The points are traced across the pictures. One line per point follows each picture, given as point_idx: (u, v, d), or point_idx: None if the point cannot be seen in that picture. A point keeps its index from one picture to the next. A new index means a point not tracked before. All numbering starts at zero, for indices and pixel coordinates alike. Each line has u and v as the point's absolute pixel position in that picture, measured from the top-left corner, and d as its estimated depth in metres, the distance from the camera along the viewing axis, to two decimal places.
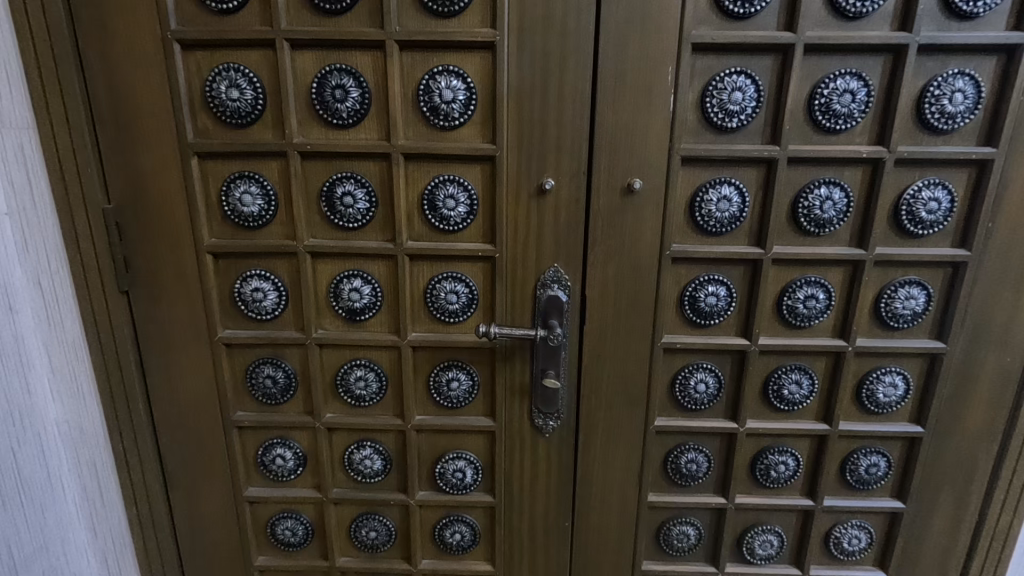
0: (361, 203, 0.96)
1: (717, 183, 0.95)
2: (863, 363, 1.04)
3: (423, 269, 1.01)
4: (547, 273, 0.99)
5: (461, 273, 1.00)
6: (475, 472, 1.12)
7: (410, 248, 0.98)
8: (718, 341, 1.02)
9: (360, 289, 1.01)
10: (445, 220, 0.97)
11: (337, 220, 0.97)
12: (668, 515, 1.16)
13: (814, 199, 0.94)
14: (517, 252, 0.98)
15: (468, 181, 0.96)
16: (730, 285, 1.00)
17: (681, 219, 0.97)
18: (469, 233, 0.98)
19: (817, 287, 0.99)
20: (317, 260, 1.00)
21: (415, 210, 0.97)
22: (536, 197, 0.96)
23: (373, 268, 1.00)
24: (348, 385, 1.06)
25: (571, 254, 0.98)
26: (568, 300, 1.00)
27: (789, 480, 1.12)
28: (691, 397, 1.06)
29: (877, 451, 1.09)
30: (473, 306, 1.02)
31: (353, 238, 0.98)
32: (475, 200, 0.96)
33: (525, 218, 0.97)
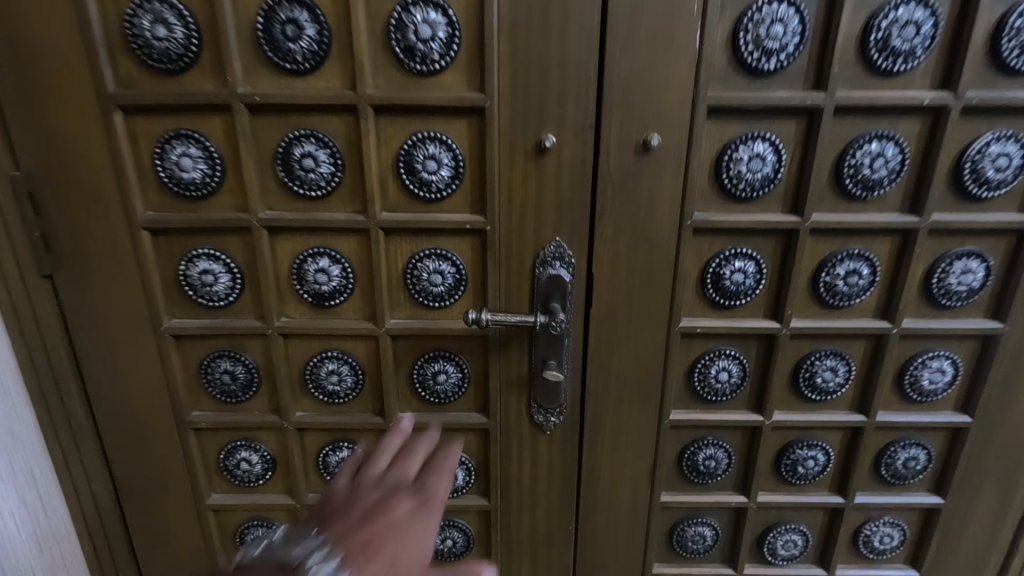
0: (324, 166, 0.80)
1: (749, 138, 0.79)
2: (907, 346, 0.92)
3: (401, 246, 0.86)
4: (547, 249, 0.85)
5: (446, 249, 0.86)
6: (467, 473, 1.00)
7: (385, 220, 0.83)
8: (745, 324, 0.89)
9: (328, 270, 0.86)
10: (426, 187, 0.82)
11: (297, 188, 0.81)
12: (683, 515, 1.04)
13: (862, 156, 0.80)
14: (512, 224, 0.83)
15: (452, 139, 0.80)
16: (760, 260, 0.86)
17: (705, 182, 0.82)
18: (454, 202, 0.83)
19: (860, 261, 0.85)
20: (276, 236, 0.85)
21: (390, 175, 0.82)
22: (535, 159, 0.80)
23: (343, 245, 0.85)
24: (318, 380, 0.93)
25: (576, 226, 0.84)
26: (572, 279, 0.86)
27: (817, 476, 1.00)
28: (712, 388, 0.93)
29: (917, 444, 0.98)
30: (460, 288, 0.87)
31: (317, 209, 0.83)
32: (461, 162, 0.81)
33: (520, 183, 0.81)
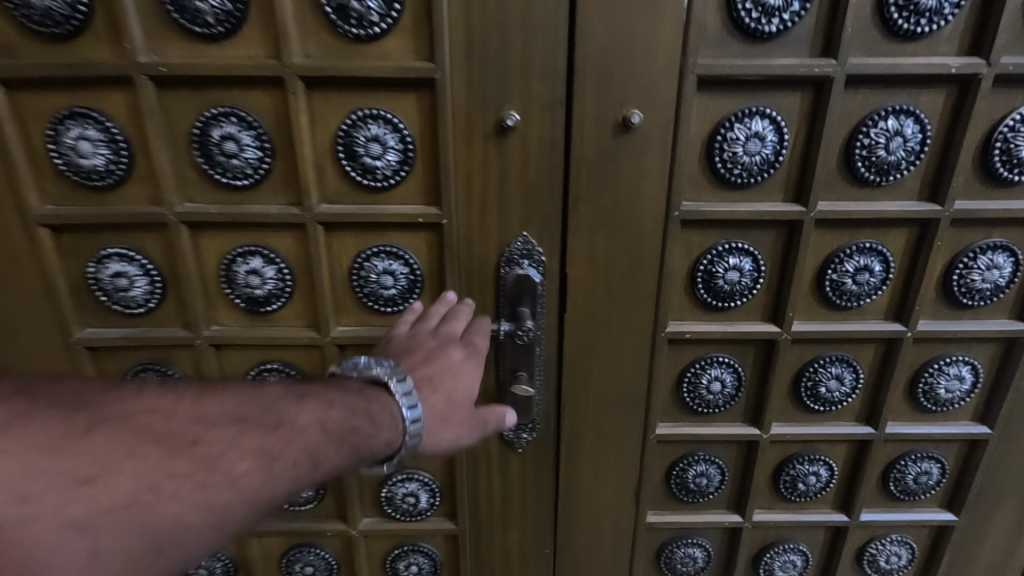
0: (247, 151, 0.68)
1: (746, 115, 0.68)
2: (922, 351, 0.81)
3: (346, 243, 0.74)
4: (513, 246, 0.74)
5: (397, 246, 0.74)
6: (432, 495, 0.89)
7: (325, 214, 0.71)
8: (740, 329, 0.78)
9: (261, 272, 0.74)
10: (370, 174, 0.70)
11: (218, 177, 0.69)
12: (672, 536, 0.95)
13: (877, 135, 0.69)
14: (472, 217, 0.72)
15: (398, 117, 0.68)
16: (758, 256, 0.75)
17: (695, 166, 0.71)
18: (404, 192, 0.72)
19: (871, 256, 0.75)
20: (199, 233, 0.73)
21: (328, 161, 0.70)
22: (497, 141, 0.69)
23: (278, 243, 0.74)
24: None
25: (546, 219, 0.72)
26: (543, 280, 0.75)
27: (819, 493, 0.91)
28: (703, 399, 0.83)
29: (930, 457, 0.88)
30: (415, 291, 0.76)
31: (244, 202, 0.71)
32: (411, 145, 0.69)
33: (481, 169, 0.70)
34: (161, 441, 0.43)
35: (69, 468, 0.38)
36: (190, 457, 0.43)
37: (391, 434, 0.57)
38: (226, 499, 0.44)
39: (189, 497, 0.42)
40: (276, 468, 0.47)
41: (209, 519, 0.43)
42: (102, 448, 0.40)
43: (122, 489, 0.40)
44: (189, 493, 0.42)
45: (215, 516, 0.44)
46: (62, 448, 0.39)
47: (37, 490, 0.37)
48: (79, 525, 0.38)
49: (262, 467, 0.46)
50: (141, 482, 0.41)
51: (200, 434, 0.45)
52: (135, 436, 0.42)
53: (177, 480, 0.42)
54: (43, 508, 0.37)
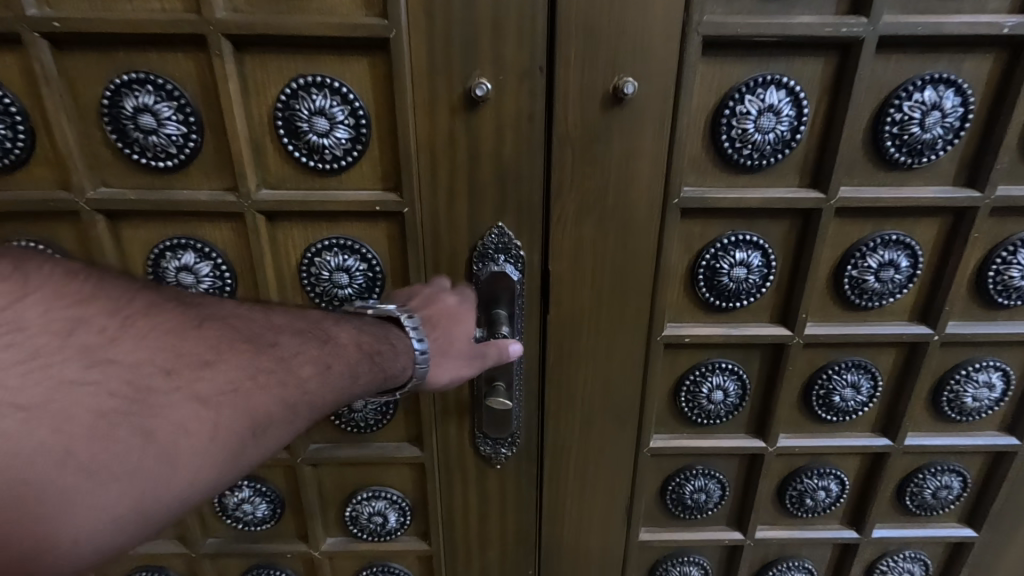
0: (168, 127, 0.58)
1: (759, 84, 0.58)
2: (949, 356, 0.73)
3: (292, 235, 0.64)
4: (486, 238, 0.64)
5: (353, 238, 0.64)
6: (402, 514, 0.81)
7: (265, 201, 0.61)
8: (746, 332, 0.69)
9: (194, 268, 0.64)
10: (317, 154, 0.59)
11: (137, 158, 0.59)
12: (667, 554, 0.87)
13: (912, 109, 0.59)
14: (439, 204, 0.62)
15: (347, 86, 0.57)
16: (768, 250, 0.65)
17: (698, 146, 0.61)
18: (358, 174, 0.61)
19: (897, 251, 0.65)
20: (120, 223, 0.63)
21: (268, 139, 0.60)
22: (466, 115, 0.58)
23: (214, 235, 0.64)
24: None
25: (524, 207, 0.62)
26: (521, 278, 0.66)
27: (828, 508, 0.83)
28: (702, 410, 0.74)
29: (951, 470, 0.80)
30: (375, 290, 0.66)
31: (170, 187, 0.61)
32: (363, 120, 0.58)
33: (447, 149, 0.60)
34: (252, 338, 0.43)
35: (191, 348, 0.39)
36: (272, 356, 0.43)
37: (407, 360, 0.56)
38: (298, 401, 0.44)
39: (274, 394, 0.42)
40: (330, 381, 0.47)
41: (285, 417, 0.43)
42: (217, 338, 0.40)
43: (229, 375, 0.39)
44: (273, 390, 0.42)
45: (292, 412, 0.43)
46: (184, 332, 0.39)
47: (173, 364, 0.37)
48: (203, 401, 0.38)
49: (320, 376, 0.46)
50: (244, 371, 0.41)
51: (278, 338, 0.45)
52: (234, 333, 0.42)
53: (266, 376, 0.42)
54: (176, 381, 0.37)
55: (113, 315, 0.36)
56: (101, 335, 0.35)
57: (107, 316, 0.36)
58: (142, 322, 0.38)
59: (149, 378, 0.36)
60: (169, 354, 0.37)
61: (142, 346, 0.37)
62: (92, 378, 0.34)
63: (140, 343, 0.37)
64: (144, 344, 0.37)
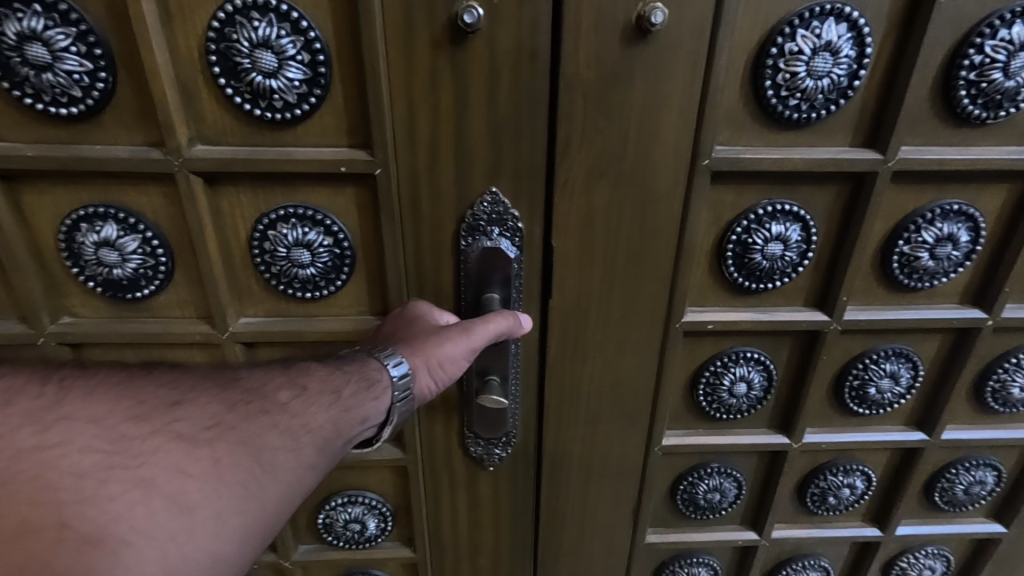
0: (67, 62, 0.45)
1: (815, 16, 0.47)
2: (1000, 343, 0.64)
3: (240, 203, 0.53)
4: (478, 206, 0.53)
5: (315, 207, 0.53)
6: (382, 520, 0.72)
7: (201, 160, 0.49)
8: (778, 317, 0.60)
9: (117, 244, 0.53)
10: (263, 99, 0.47)
11: (30, 102, 0.47)
12: (675, 555, 0.79)
13: (997, 49, 0.48)
14: (419, 165, 0.51)
15: (298, 11, 0.45)
16: (809, 223, 0.56)
17: (736, 95, 0.50)
18: (317, 127, 0.50)
19: (957, 224, 0.56)
20: (23, 188, 0.51)
21: (200, 80, 0.48)
22: (451, 51, 0.47)
23: (140, 202, 0.52)
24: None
25: (524, 169, 0.51)
26: (518, 255, 0.55)
27: (852, 505, 0.76)
28: (722, 404, 0.65)
29: (987, 464, 0.73)
30: (342, 270, 0.55)
31: (79, 140, 0.49)
32: (321, 55, 0.46)
33: (427, 95, 0.48)
34: (214, 378, 0.41)
35: (152, 395, 0.38)
36: (241, 389, 0.41)
37: (378, 364, 0.48)
38: (293, 427, 0.41)
39: (263, 424, 0.40)
40: (314, 399, 0.44)
41: (287, 442, 0.40)
42: (170, 382, 0.39)
43: (207, 409, 0.39)
44: (260, 421, 0.40)
45: (290, 437, 0.41)
46: (132, 383, 0.38)
47: (140, 411, 0.37)
48: (187, 440, 0.36)
49: (302, 399, 0.43)
50: (219, 405, 0.39)
51: (240, 372, 0.43)
52: (191, 376, 0.41)
53: (243, 406, 0.40)
54: (151, 425, 0.36)
55: (47, 383, 0.36)
56: (43, 400, 0.35)
57: (43, 384, 0.36)
58: (81, 384, 0.37)
59: (121, 427, 0.35)
60: (132, 402, 0.37)
61: (100, 401, 0.36)
62: (63, 440, 0.33)
63: (97, 399, 0.36)
64: (96, 401, 0.36)
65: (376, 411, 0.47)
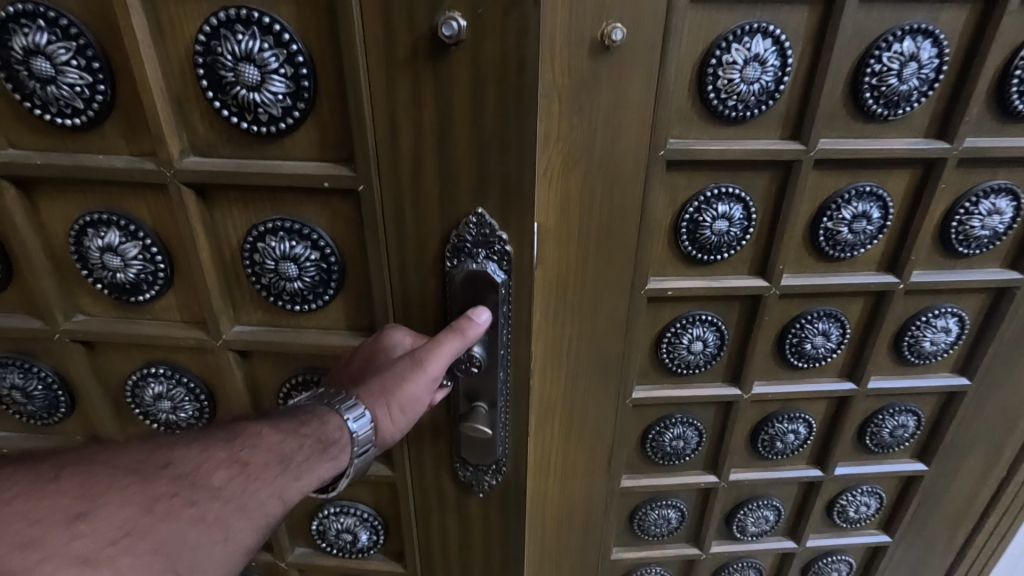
0: (68, 75, 0.54)
1: (745, 33, 0.57)
2: (913, 303, 0.77)
3: (231, 212, 0.62)
4: (463, 230, 0.59)
5: (300, 225, 0.61)
6: (373, 532, 0.83)
7: (191, 170, 0.58)
8: (727, 284, 0.71)
9: (119, 249, 0.63)
10: (248, 112, 0.55)
11: (41, 113, 0.55)
12: (646, 499, 0.91)
13: (891, 59, 0.59)
14: (400, 186, 0.58)
15: (280, 27, 0.52)
16: (750, 202, 0.67)
17: (684, 97, 0.61)
18: (298, 142, 0.58)
19: (870, 202, 0.68)
20: (38, 193, 0.61)
21: (191, 93, 0.56)
22: (432, 66, 0.52)
23: (138, 210, 0.62)
24: (147, 406, 0.74)
25: (509, 176, 0.56)
26: (504, 278, 0.61)
27: (796, 450, 0.88)
28: (682, 360, 0.76)
29: (908, 410, 0.86)
30: (326, 282, 0.64)
31: (83, 150, 0.58)
32: (302, 68, 0.54)
33: (411, 111, 0.54)
34: (133, 468, 0.38)
35: (50, 509, 0.33)
36: (169, 477, 0.39)
37: (339, 420, 0.53)
38: (227, 514, 0.41)
39: (190, 519, 0.38)
40: (254, 478, 0.44)
41: (217, 535, 0.40)
42: (79, 482, 0.35)
43: (118, 517, 0.35)
44: (187, 515, 0.38)
45: (220, 529, 0.40)
46: (31, 491, 0.33)
47: (32, 534, 0.32)
48: (89, 561, 0.33)
49: (240, 479, 0.43)
50: (136, 506, 0.36)
51: (171, 456, 0.41)
52: (102, 471, 0.37)
53: (167, 500, 0.38)
54: (42, 552, 0.32)
55: None
56: None
57: None
58: None
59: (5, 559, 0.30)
60: (24, 523, 0.32)
61: None
62: None
63: None
64: None
65: (332, 470, 0.51)
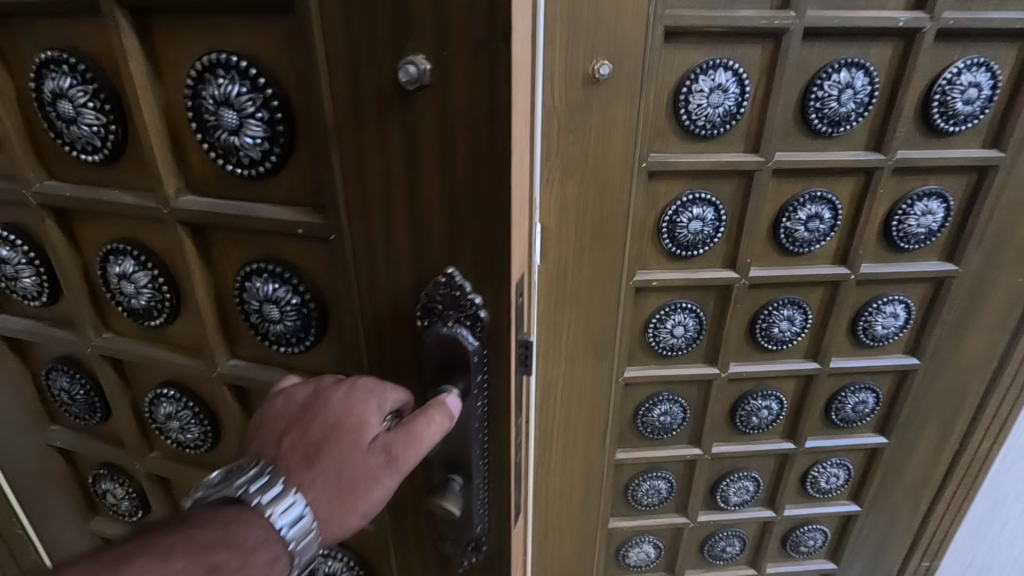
0: (87, 116, 0.49)
1: (710, 67, 0.70)
2: (864, 292, 0.89)
3: (228, 251, 0.53)
4: (434, 287, 0.42)
5: (279, 268, 0.50)
6: None
7: (185, 211, 0.50)
8: (702, 276, 0.83)
9: (131, 280, 0.57)
10: (233, 155, 0.46)
11: (70, 151, 0.52)
12: (638, 471, 1.02)
13: (831, 87, 0.72)
14: (365, 234, 0.43)
15: (255, 64, 0.42)
16: (720, 205, 0.79)
17: (661, 119, 0.73)
18: (279, 185, 0.46)
19: (822, 204, 0.80)
20: (75, 221, 0.58)
21: (188, 131, 0.48)
22: (398, 107, 0.38)
23: (150, 244, 0.55)
24: (162, 426, 0.68)
25: (488, 243, 0.40)
26: (480, 348, 0.43)
27: (770, 425, 0.99)
28: (667, 343, 0.88)
29: (867, 388, 0.97)
30: (311, 338, 0.52)
31: (104, 184, 0.53)
32: (279, 111, 0.43)
33: (372, 158, 0.40)
34: None
35: None
36: None
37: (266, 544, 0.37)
38: None
39: None
40: None
41: None
42: None
43: None
44: None
45: None
46: None
47: None
48: None
49: None
50: None
51: None
52: None
53: None
54: None
55: None
56: None
57: None
58: None
59: None
60: None
61: None
62: None
63: None
64: None
65: None
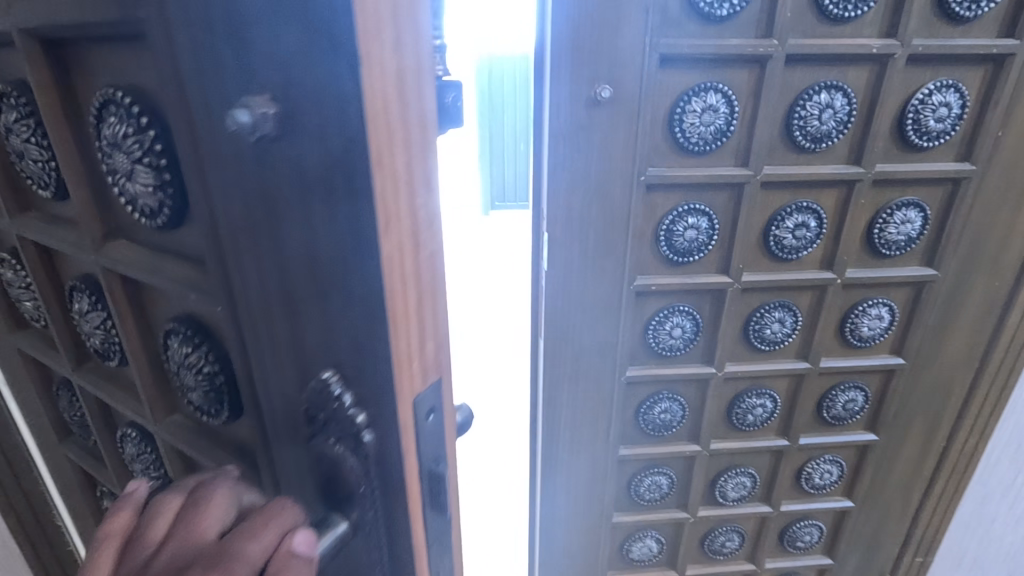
0: (35, 153, 0.52)
1: (702, 89, 0.77)
2: (850, 295, 0.95)
3: (155, 298, 0.50)
4: (313, 395, 0.33)
5: (187, 324, 0.46)
6: None
7: (109, 257, 0.49)
8: (697, 280, 0.89)
9: (90, 313, 0.59)
10: (137, 204, 0.43)
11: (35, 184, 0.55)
12: (640, 467, 1.08)
13: (813, 107, 0.79)
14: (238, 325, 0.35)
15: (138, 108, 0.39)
16: (713, 215, 0.86)
17: (658, 136, 0.80)
18: (178, 237, 0.42)
19: (808, 213, 0.86)
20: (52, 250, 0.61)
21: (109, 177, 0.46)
22: (252, 180, 0.30)
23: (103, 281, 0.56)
24: (132, 461, 0.70)
25: (362, 353, 0.32)
26: (367, 471, 0.34)
27: (765, 422, 1.05)
28: (666, 343, 0.94)
29: (856, 386, 1.03)
30: (221, 402, 0.47)
31: (64, 219, 0.55)
32: (165, 159, 0.39)
33: (244, 243, 0.33)
34: None
35: None
36: None
37: None
38: None
39: None
40: None
41: None
42: None
43: None
44: None
45: None
46: None
47: None
48: None
49: None
50: None
51: None
52: None
53: None
54: None
55: None
56: None
57: None
58: None
59: None
60: None
61: None
62: None
63: None
64: None
65: None
